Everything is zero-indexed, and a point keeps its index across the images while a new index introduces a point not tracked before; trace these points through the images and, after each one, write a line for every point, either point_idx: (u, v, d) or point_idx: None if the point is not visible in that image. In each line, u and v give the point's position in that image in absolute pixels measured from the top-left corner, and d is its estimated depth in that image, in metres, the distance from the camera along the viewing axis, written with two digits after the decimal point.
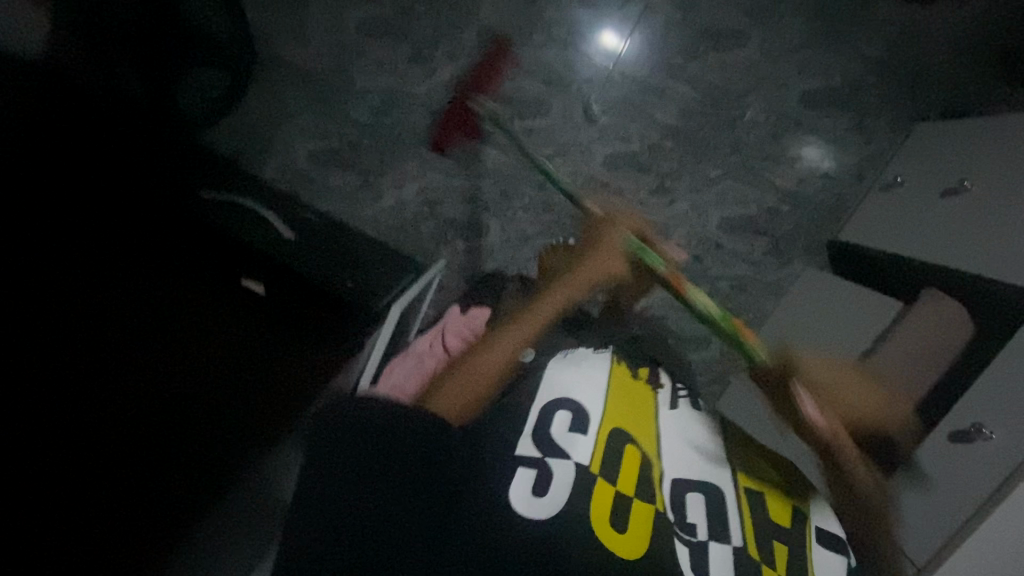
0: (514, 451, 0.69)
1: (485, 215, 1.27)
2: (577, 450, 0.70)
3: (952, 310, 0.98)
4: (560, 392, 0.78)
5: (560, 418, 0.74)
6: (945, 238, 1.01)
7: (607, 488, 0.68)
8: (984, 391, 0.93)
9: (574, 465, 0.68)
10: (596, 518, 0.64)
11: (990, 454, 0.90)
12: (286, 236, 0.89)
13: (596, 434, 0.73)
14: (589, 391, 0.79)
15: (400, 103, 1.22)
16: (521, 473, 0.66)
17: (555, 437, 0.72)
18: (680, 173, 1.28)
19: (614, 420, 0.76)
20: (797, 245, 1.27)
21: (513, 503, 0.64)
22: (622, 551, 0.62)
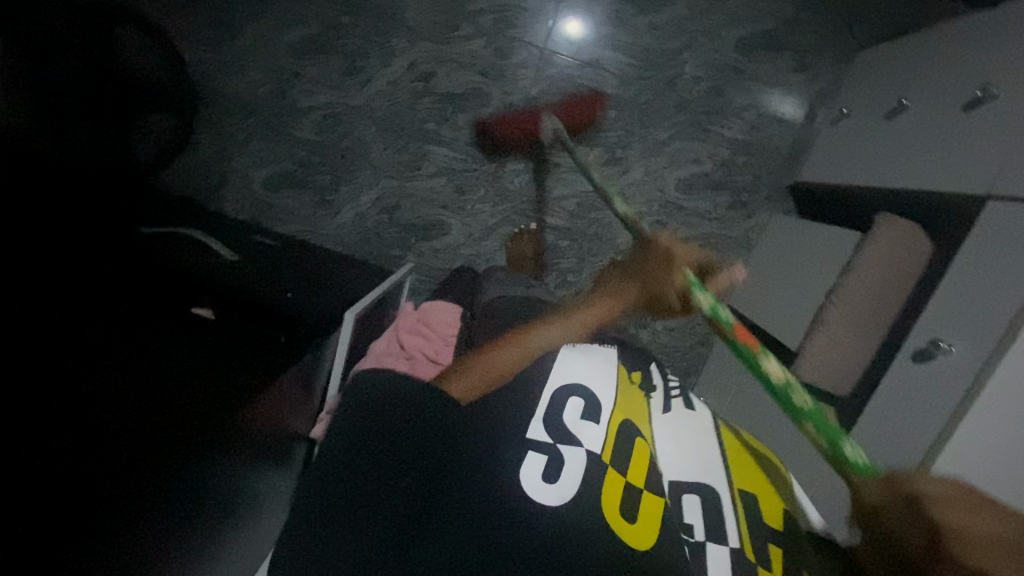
0: (524, 434, 0.59)
1: (444, 214, 1.35)
2: (589, 437, 0.63)
3: (907, 232, 0.88)
4: (580, 380, 0.70)
5: (573, 404, 0.66)
6: (887, 169, 0.95)
7: (617, 480, 0.60)
8: (942, 302, 0.74)
9: (588, 453, 0.61)
10: (607, 508, 0.55)
11: (950, 376, 0.69)
12: (233, 258, 1.02)
13: (608, 428, 0.65)
14: (603, 385, 0.71)
15: (347, 119, 1.29)
16: (531, 456, 0.57)
17: (568, 423, 0.63)
18: (629, 141, 1.28)
19: (623, 414, 0.69)
20: (759, 195, 1.29)
21: (524, 481, 0.54)
22: (633, 541, 0.53)
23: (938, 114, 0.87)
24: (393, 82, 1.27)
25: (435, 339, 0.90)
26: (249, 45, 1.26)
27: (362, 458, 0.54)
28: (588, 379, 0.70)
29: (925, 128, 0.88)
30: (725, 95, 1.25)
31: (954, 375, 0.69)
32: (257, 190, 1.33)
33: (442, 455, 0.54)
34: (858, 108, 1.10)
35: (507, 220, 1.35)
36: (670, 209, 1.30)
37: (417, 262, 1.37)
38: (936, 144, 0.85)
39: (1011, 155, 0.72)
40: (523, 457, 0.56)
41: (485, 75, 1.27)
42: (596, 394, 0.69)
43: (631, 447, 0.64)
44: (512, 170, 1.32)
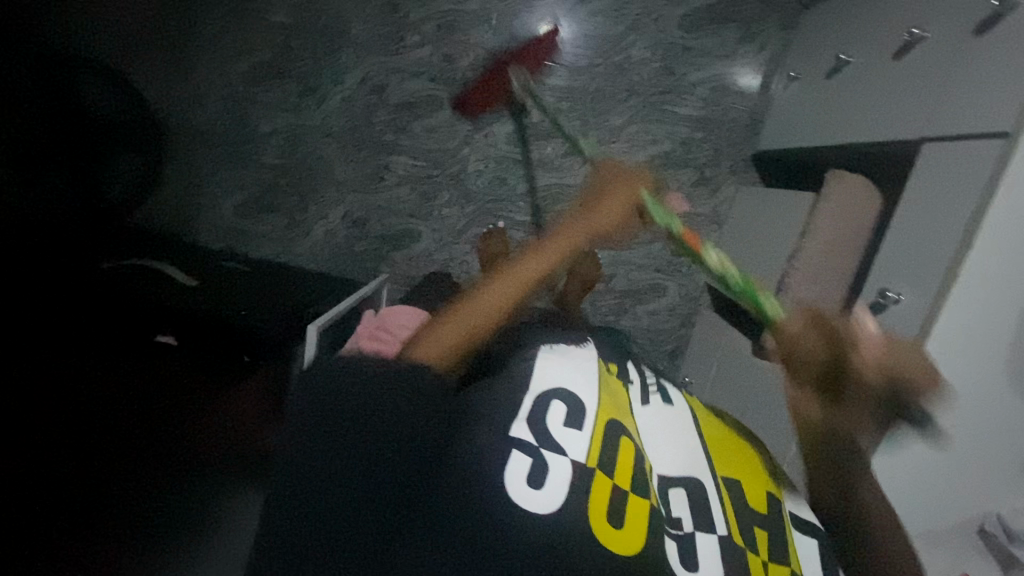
0: (508, 434, 0.52)
1: (413, 223, 1.36)
2: (573, 444, 0.55)
3: (858, 187, 0.86)
4: (560, 379, 0.60)
5: (557, 408, 0.57)
6: (833, 125, 0.94)
7: (605, 482, 0.53)
8: (890, 251, 0.73)
9: (572, 461, 0.53)
10: (595, 511, 0.51)
11: (901, 325, 0.67)
12: (187, 281, 1.05)
13: (593, 428, 0.57)
14: (586, 381, 0.62)
15: (307, 139, 1.32)
16: (514, 458, 0.51)
17: (551, 428, 0.55)
18: (587, 130, 1.28)
19: (611, 411, 0.61)
20: (723, 169, 1.28)
21: (510, 485, 0.49)
22: (625, 549, 0.50)
23: (875, 64, 0.86)
24: (347, 97, 1.29)
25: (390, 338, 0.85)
26: (204, 77, 1.29)
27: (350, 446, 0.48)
28: (570, 380, 0.61)
29: (865, 80, 0.87)
30: (675, 73, 1.25)
31: (905, 322, 0.67)
32: (228, 219, 1.35)
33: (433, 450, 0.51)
34: (805, 68, 1.09)
35: (475, 221, 1.35)
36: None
37: (392, 273, 1.38)
38: (874, 95, 0.84)
39: (936, 93, 0.71)
40: (507, 456, 0.51)
41: (436, 81, 1.29)
42: (577, 392, 0.60)
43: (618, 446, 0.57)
44: (473, 170, 1.33)
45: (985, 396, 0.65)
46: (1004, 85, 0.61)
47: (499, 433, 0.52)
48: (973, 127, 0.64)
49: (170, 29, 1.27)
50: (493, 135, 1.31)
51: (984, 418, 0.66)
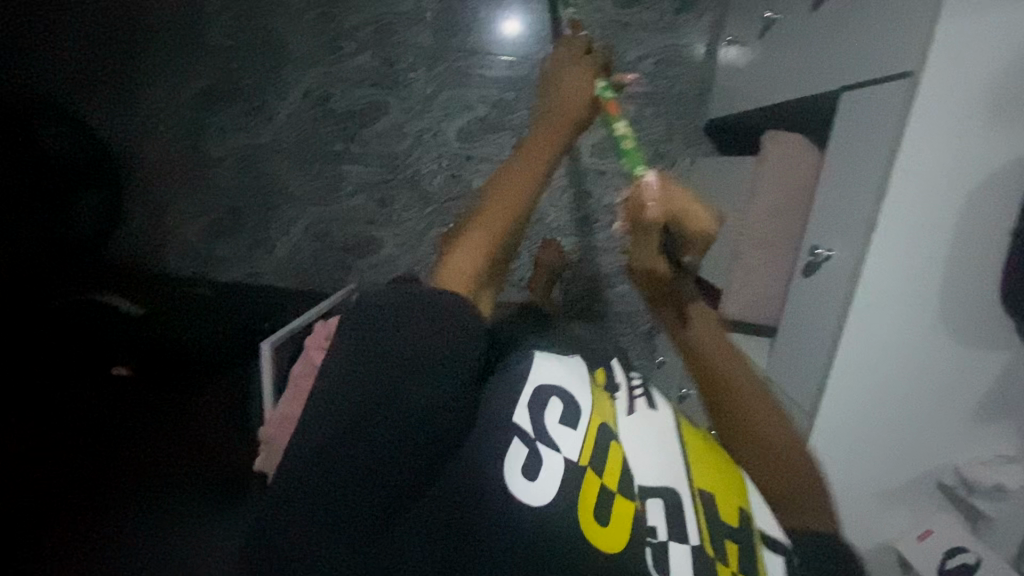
0: (510, 439, 0.46)
1: (374, 230, 1.36)
2: (567, 442, 0.48)
3: (792, 145, 0.84)
4: (561, 378, 0.52)
5: (553, 404, 0.50)
6: (767, 86, 0.92)
7: (594, 483, 0.48)
8: (822, 208, 0.71)
9: (565, 459, 0.47)
10: (584, 510, 0.45)
11: (832, 282, 0.67)
12: (132, 309, 1.08)
13: (588, 427, 0.50)
14: (581, 379, 0.55)
15: (260, 158, 1.32)
16: (513, 456, 0.45)
17: (546, 424, 0.48)
18: (534, 119, 1.29)
19: (602, 411, 0.54)
20: (676, 143, 1.26)
21: (509, 482, 0.44)
22: (609, 545, 0.45)
23: (800, 17, 0.83)
24: (294, 112, 1.30)
25: None
26: (151, 107, 1.29)
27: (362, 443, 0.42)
28: (568, 379, 0.53)
29: (792, 36, 0.85)
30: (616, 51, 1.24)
31: (837, 277, 0.66)
32: (193, 244, 1.36)
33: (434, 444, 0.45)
34: (742, 32, 1.07)
35: (435, 221, 1.35)
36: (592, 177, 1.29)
37: (360, 282, 1.38)
38: (800, 49, 0.82)
39: (850, 41, 0.69)
40: (506, 453, 0.45)
41: (380, 86, 1.28)
42: (575, 391, 0.52)
43: (609, 448, 0.51)
44: (428, 171, 1.33)
45: (922, 349, 0.65)
46: (903, 26, 0.60)
47: (499, 433, 0.46)
48: (879, 72, 0.62)
49: (111, 63, 1.27)
50: (442, 133, 1.31)
51: (922, 372, 0.66)
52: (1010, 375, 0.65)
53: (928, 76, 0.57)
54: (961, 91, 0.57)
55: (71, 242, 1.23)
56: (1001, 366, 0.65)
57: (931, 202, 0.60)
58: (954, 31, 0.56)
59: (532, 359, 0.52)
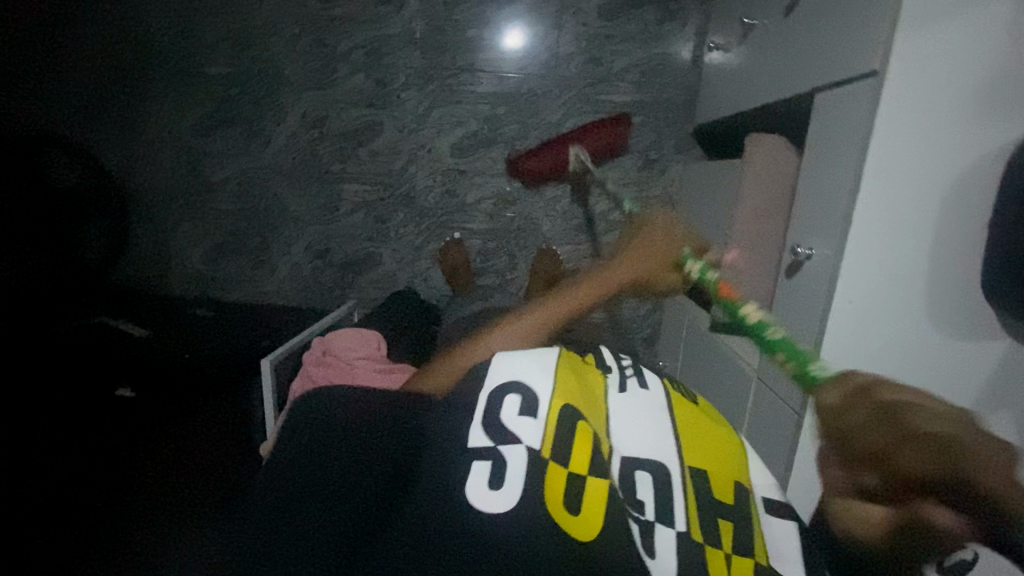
0: (468, 443, 0.50)
1: (373, 247, 1.39)
2: (527, 433, 0.51)
3: (772, 146, 0.85)
4: (519, 372, 0.56)
5: (511, 400, 0.54)
6: (748, 89, 0.94)
7: (558, 471, 0.50)
8: (801, 207, 0.72)
9: (527, 449, 0.50)
10: (550, 498, 0.47)
11: (814, 279, 0.67)
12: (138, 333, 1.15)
13: (548, 417, 0.53)
14: (542, 373, 0.57)
15: (260, 181, 1.36)
16: (476, 463, 0.48)
17: (505, 420, 0.52)
18: (525, 132, 1.31)
19: (568, 398, 0.56)
20: (666, 149, 1.28)
21: (472, 488, 0.47)
22: (580, 532, 0.46)
23: (777, 21, 0.85)
24: (292, 135, 1.33)
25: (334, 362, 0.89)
26: (154, 135, 1.33)
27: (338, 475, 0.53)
28: (528, 375, 0.56)
29: (770, 40, 0.86)
30: (603, 63, 1.26)
31: (818, 275, 0.67)
32: (197, 266, 1.39)
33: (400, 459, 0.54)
34: (723, 40, 1.09)
35: (433, 236, 1.37)
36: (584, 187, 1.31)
37: (361, 298, 1.41)
38: (779, 53, 0.83)
39: (823, 42, 0.70)
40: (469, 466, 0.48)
41: (373, 106, 1.32)
42: (531, 382, 0.56)
43: (575, 432, 0.53)
44: (422, 187, 1.35)
45: (908, 344, 0.65)
46: (870, 25, 0.61)
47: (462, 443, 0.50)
48: (850, 72, 0.63)
49: (114, 94, 1.31)
50: (436, 150, 1.34)
51: (909, 368, 0.66)
52: (998, 368, 0.65)
53: (894, 76, 0.58)
54: (928, 89, 0.58)
55: (77, 271, 1.32)
56: (989, 359, 0.65)
57: (905, 199, 0.61)
58: (918, 30, 0.57)
59: (490, 362, 0.57)
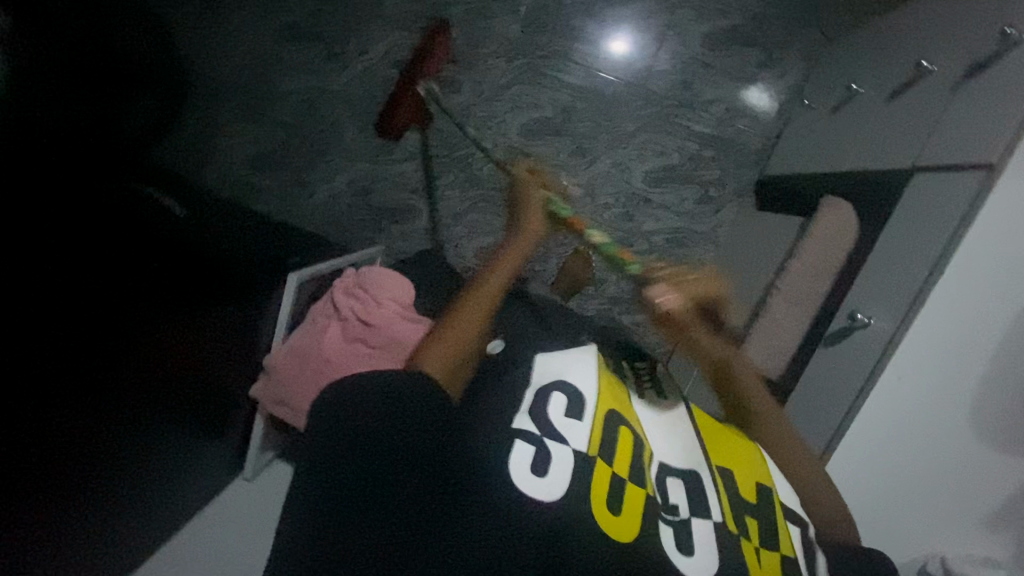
0: (510, 424, 0.60)
1: (415, 200, 1.38)
2: (575, 434, 0.61)
3: (837, 213, 0.87)
4: (558, 374, 0.67)
5: (556, 401, 0.64)
6: (834, 153, 0.95)
7: (604, 469, 0.59)
8: (867, 278, 0.72)
9: (573, 451, 0.59)
10: (594, 498, 0.55)
11: (865, 346, 0.68)
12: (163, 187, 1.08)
13: (593, 417, 0.63)
14: (586, 372, 0.68)
15: (324, 102, 1.34)
16: (519, 446, 0.57)
17: (552, 420, 0.61)
18: (596, 133, 1.30)
19: (608, 401, 0.67)
20: (728, 190, 1.28)
21: (514, 481, 0.55)
22: (620, 534, 0.54)
23: (883, 99, 0.86)
24: (370, 68, 1.32)
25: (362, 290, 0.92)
26: None
27: (374, 465, 0.54)
28: (567, 376, 0.67)
29: (870, 113, 0.88)
30: (691, 88, 1.28)
31: (870, 346, 0.67)
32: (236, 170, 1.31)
33: (435, 428, 0.56)
34: (816, 101, 1.10)
35: (476, 207, 1.36)
36: (655, 204, 1.30)
37: (388, 246, 1.40)
38: (878, 129, 0.84)
39: (938, 126, 0.71)
40: (511, 446, 0.57)
41: (457, 63, 1.31)
42: (576, 386, 0.66)
43: (616, 436, 0.63)
44: (482, 157, 1.34)
45: (940, 434, 0.66)
46: (999, 122, 0.62)
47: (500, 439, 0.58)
48: (961, 159, 0.64)
49: None
50: (505, 124, 1.33)
51: (930, 456, 0.67)
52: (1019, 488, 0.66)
53: (1008, 174, 0.60)
54: None
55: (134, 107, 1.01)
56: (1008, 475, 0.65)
57: (980, 296, 0.62)
58: None
59: (535, 363, 0.68)
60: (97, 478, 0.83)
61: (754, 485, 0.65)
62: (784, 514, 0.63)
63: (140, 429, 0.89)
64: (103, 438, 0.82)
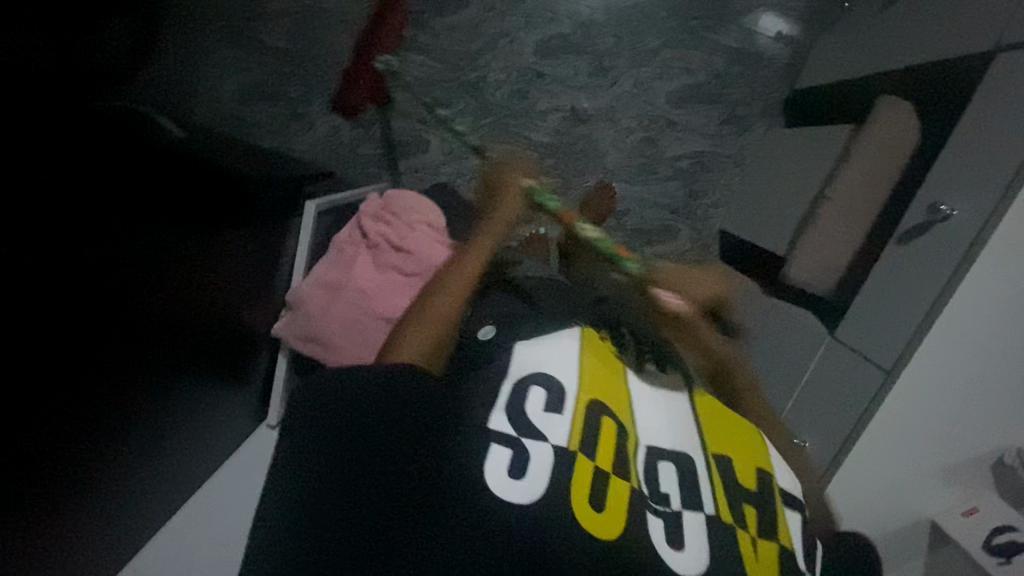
0: (487, 430, 0.54)
1: (425, 130, 1.27)
2: (556, 428, 0.56)
3: (899, 115, 0.84)
4: (538, 364, 0.61)
5: (535, 393, 0.58)
6: (890, 51, 0.92)
7: (587, 467, 0.54)
8: (952, 161, 0.75)
9: (554, 445, 0.54)
10: (577, 498, 0.52)
11: (950, 233, 0.72)
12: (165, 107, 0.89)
13: (575, 409, 0.58)
14: (570, 360, 0.63)
15: (318, 22, 1.21)
16: (493, 454, 0.52)
17: (530, 414, 0.56)
18: (618, 51, 1.23)
19: (595, 390, 0.61)
20: (754, 110, 1.22)
21: (497, 491, 0.51)
22: (604, 531, 0.51)
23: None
24: None
25: (392, 217, 0.90)
26: None
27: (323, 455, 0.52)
28: (547, 364, 0.61)
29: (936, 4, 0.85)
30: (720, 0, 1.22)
31: (957, 234, 0.72)
32: None
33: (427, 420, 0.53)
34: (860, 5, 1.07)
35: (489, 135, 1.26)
36: (679, 126, 1.23)
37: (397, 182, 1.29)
38: (945, 24, 0.82)
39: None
40: (487, 449, 0.53)
41: None
42: (558, 376, 0.60)
43: (600, 424, 0.58)
44: (495, 79, 1.24)
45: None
46: None
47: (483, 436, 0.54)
48: None
49: None
50: (519, 44, 1.24)
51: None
52: None
53: None
54: None
55: None
56: None
57: None
58: None
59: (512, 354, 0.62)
60: (87, 464, 0.72)
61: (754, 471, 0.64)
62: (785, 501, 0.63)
63: (139, 398, 0.79)
64: (87, 415, 0.70)
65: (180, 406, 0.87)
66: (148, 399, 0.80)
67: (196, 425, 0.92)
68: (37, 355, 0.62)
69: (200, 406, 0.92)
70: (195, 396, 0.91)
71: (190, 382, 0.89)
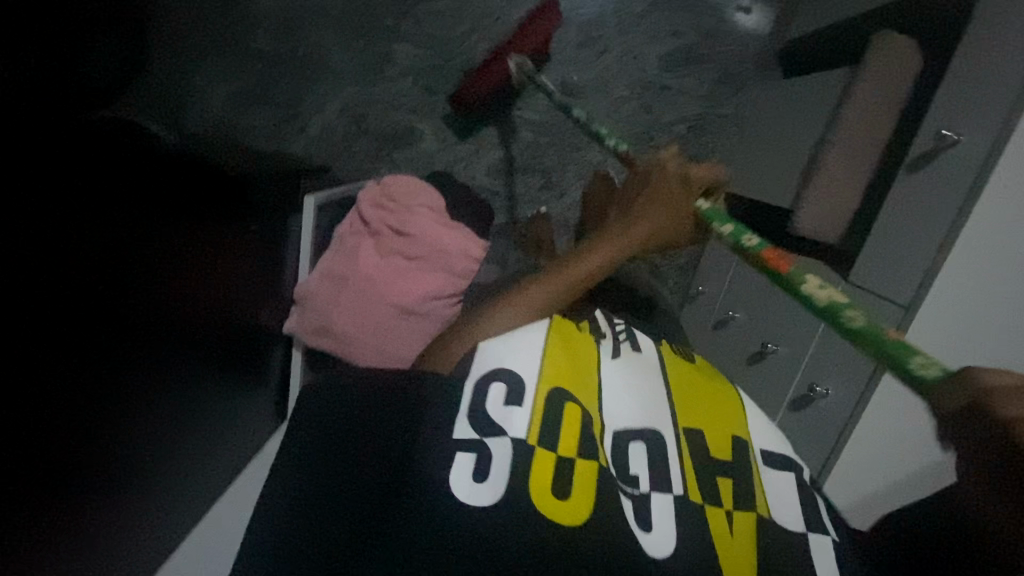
0: (452, 434, 0.53)
1: (415, 119, 1.26)
2: (515, 423, 0.54)
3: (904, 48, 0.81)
4: (500, 359, 0.58)
5: (496, 391, 0.56)
6: None
7: (547, 459, 0.52)
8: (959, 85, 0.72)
9: (514, 440, 0.53)
10: (536, 490, 0.50)
11: (958, 161, 0.71)
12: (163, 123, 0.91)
13: (535, 399, 0.56)
14: (532, 351, 0.60)
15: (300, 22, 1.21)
16: (456, 458, 0.51)
17: (492, 412, 0.55)
18: (604, 20, 1.21)
19: (558, 378, 0.59)
20: (748, 67, 1.21)
21: (454, 487, 0.50)
22: (567, 519, 0.49)
23: None
24: None
25: (389, 204, 0.90)
26: None
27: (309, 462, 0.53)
28: (506, 359, 0.58)
29: None
30: None
31: (964, 160, 0.70)
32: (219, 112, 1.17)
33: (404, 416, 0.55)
34: None
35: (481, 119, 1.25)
36: (673, 90, 1.22)
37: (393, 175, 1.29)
38: None
39: None
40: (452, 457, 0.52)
41: None
42: (519, 370, 0.58)
43: (564, 413, 0.56)
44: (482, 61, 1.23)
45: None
46: None
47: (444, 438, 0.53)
48: None
49: None
50: (503, 23, 1.23)
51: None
52: None
53: None
54: None
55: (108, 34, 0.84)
56: None
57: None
58: None
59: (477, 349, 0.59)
60: (111, 466, 0.72)
61: (728, 439, 0.61)
62: (759, 463, 0.60)
63: (161, 408, 0.80)
64: (108, 415, 0.70)
65: (200, 414, 0.88)
66: (170, 408, 0.81)
67: (213, 433, 0.92)
68: (58, 357, 0.62)
69: (217, 414, 0.93)
70: (213, 402, 0.91)
71: (208, 387, 0.90)
